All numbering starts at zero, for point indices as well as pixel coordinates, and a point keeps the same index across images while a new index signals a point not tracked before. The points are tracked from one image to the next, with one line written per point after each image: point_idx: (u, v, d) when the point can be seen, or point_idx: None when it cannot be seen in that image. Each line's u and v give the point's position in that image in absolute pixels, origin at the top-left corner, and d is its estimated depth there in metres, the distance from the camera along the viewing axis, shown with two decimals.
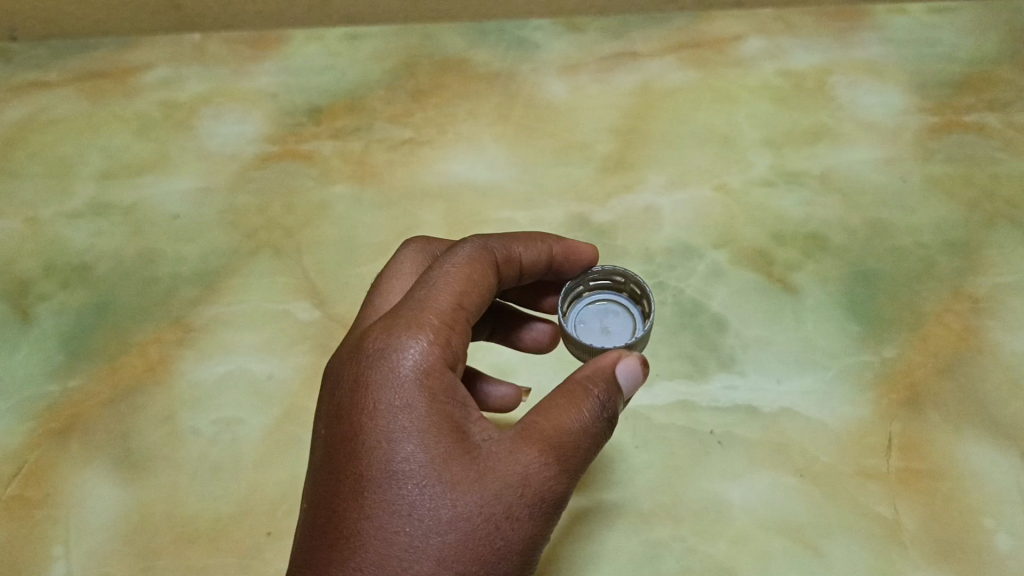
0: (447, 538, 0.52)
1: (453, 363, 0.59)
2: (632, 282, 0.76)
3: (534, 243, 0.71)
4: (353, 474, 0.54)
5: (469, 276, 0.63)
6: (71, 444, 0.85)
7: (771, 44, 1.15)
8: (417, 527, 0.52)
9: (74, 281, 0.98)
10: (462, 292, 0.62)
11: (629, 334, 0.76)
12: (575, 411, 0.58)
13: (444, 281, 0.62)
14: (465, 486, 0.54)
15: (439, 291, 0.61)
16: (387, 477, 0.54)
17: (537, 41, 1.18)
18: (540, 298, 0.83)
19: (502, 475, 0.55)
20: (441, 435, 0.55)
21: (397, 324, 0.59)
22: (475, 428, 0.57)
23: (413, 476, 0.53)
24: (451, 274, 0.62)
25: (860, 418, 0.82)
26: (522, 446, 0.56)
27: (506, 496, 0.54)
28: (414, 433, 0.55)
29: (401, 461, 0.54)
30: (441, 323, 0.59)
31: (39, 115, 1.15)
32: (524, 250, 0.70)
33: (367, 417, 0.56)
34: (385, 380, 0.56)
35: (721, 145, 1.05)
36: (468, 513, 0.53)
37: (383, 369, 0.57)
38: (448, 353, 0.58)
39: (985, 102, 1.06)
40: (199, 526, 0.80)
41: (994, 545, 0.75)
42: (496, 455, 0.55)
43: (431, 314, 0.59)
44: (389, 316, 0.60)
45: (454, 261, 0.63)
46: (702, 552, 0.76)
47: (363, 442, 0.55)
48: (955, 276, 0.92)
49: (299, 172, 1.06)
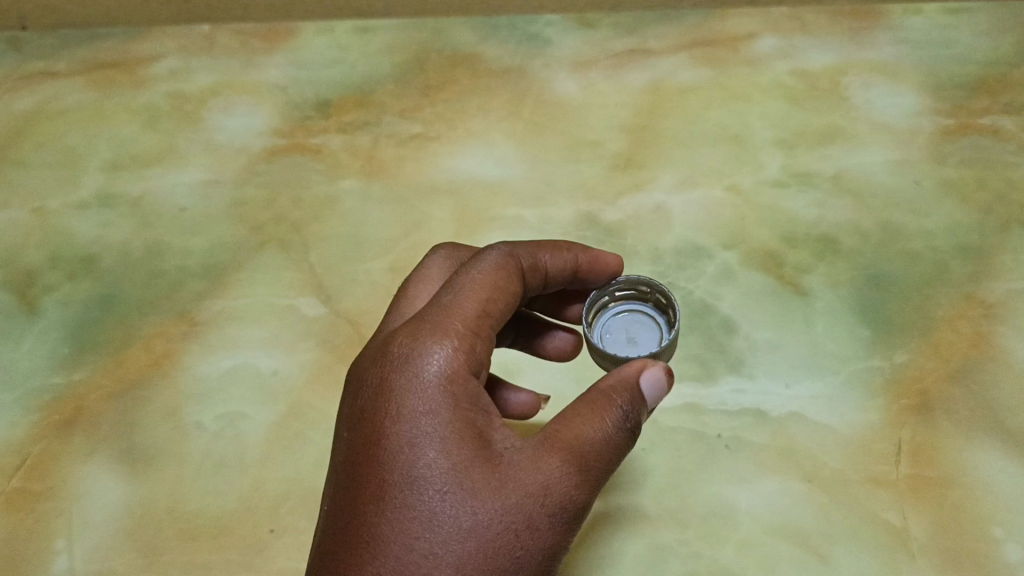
0: (467, 546, 0.52)
1: (477, 370, 0.58)
2: (657, 292, 0.75)
3: (560, 251, 0.71)
4: (373, 479, 0.54)
5: (495, 282, 0.62)
6: (75, 435, 0.85)
7: (784, 43, 1.14)
8: (436, 534, 0.52)
9: (80, 272, 0.98)
10: (488, 298, 0.61)
11: (657, 344, 0.75)
12: (597, 421, 0.58)
13: (469, 287, 0.61)
14: (487, 493, 0.53)
15: (465, 298, 0.60)
16: (409, 483, 0.53)
17: (548, 37, 1.17)
18: (564, 306, 0.82)
19: (523, 483, 0.54)
20: (463, 442, 0.54)
21: (422, 330, 0.58)
22: (497, 436, 0.56)
23: (434, 482, 0.53)
24: (477, 280, 0.62)
25: (869, 423, 0.82)
26: (544, 454, 0.55)
27: (527, 505, 0.54)
28: (436, 439, 0.54)
29: (423, 466, 0.53)
30: (465, 330, 0.58)
31: (47, 105, 1.15)
32: (550, 259, 0.70)
33: (390, 421, 0.55)
34: (408, 385, 0.56)
35: (733, 145, 1.04)
36: (488, 521, 0.53)
37: (407, 373, 0.56)
38: (472, 360, 0.58)
39: (1000, 105, 1.05)
40: (202, 522, 0.79)
41: (1003, 555, 0.74)
42: (518, 463, 0.55)
43: (456, 320, 0.59)
44: (414, 321, 0.59)
45: (480, 267, 0.63)
46: (709, 557, 0.75)
47: (385, 447, 0.55)
48: (968, 281, 0.91)
49: (308, 166, 1.06)
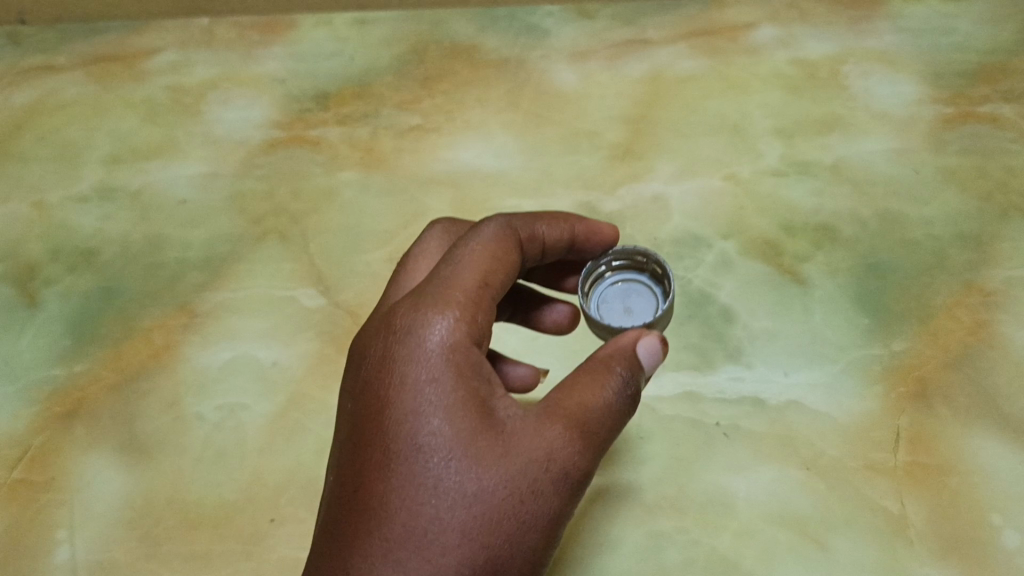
0: (472, 512, 0.53)
1: (479, 340, 0.58)
2: (654, 262, 0.76)
3: (557, 222, 0.71)
4: (378, 450, 0.54)
5: (494, 254, 0.62)
6: (76, 427, 0.85)
7: (784, 32, 1.14)
8: (442, 501, 0.53)
9: (81, 265, 0.98)
10: (488, 270, 0.61)
11: (651, 313, 0.76)
12: (599, 388, 0.58)
13: (468, 259, 0.61)
14: (491, 460, 0.54)
15: (464, 269, 0.60)
16: (414, 451, 0.53)
17: (547, 28, 1.17)
18: (562, 278, 0.83)
19: (528, 449, 0.54)
20: (467, 410, 0.55)
21: (423, 302, 0.58)
22: (500, 404, 0.56)
23: (438, 450, 0.53)
24: (476, 252, 0.62)
25: (868, 412, 0.82)
26: (547, 421, 0.56)
27: (532, 471, 0.54)
28: (440, 408, 0.54)
29: (428, 435, 0.54)
30: (466, 300, 0.59)
31: (47, 99, 1.15)
32: (547, 229, 0.69)
33: (395, 392, 0.55)
34: (411, 355, 0.56)
35: (732, 134, 1.04)
36: (493, 487, 0.53)
37: (409, 344, 0.56)
38: (474, 330, 0.58)
39: (1000, 93, 1.05)
40: (203, 512, 0.80)
41: (1001, 541, 0.75)
42: (522, 430, 0.55)
43: (456, 290, 0.59)
44: (414, 293, 0.60)
45: (478, 239, 0.63)
46: (709, 545, 0.76)
47: (389, 417, 0.55)
48: (967, 268, 0.91)
49: (307, 158, 1.06)
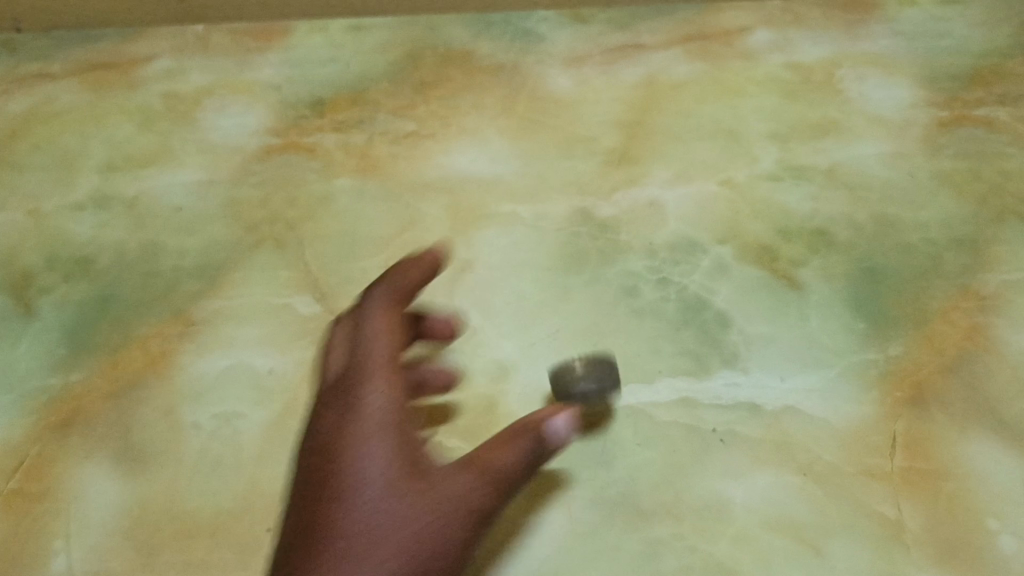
0: (399, 551, 0.67)
1: (406, 416, 0.74)
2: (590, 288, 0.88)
3: (419, 262, 0.83)
4: (319, 472, 0.71)
5: (391, 325, 0.79)
6: (72, 436, 0.85)
7: (778, 36, 1.14)
8: (376, 535, 0.67)
9: (77, 273, 0.98)
10: (398, 339, 0.78)
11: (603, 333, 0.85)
12: (506, 452, 0.73)
13: (380, 332, 0.78)
14: (416, 499, 0.69)
15: (379, 343, 0.77)
16: (356, 491, 0.69)
17: (542, 33, 1.17)
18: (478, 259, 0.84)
19: (445, 496, 0.70)
20: (400, 459, 0.70)
21: (362, 366, 0.75)
22: (425, 460, 0.73)
23: (374, 496, 0.68)
24: (381, 319, 0.78)
25: (864, 416, 0.82)
26: (461, 473, 0.71)
27: (447, 509, 0.70)
28: (379, 458, 0.70)
29: (367, 478, 0.69)
30: (392, 370, 0.75)
31: (42, 107, 1.14)
32: (416, 271, 0.82)
33: (343, 448, 0.71)
34: (355, 420, 0.72)
35: (727, 139, 1.04)
36: (417, 531, 0.68)
37: (353, 419, 0.72)
38: (401, 400, 0.73)
39: (995, 97, 1.06)
40: (200, 521, 0.80)
41: (998, 546, 0.75)
42: (440, 477, 0.71)
43: (380, 364, 0.75)
44: (351, 370, 0.76)
45: (374, 317, 0.79)
46: (706, 552, 0.76)
47: (337, 468, 0.70)
48: (962, 272, 0.91)
49: (302, 165, 1.06)
